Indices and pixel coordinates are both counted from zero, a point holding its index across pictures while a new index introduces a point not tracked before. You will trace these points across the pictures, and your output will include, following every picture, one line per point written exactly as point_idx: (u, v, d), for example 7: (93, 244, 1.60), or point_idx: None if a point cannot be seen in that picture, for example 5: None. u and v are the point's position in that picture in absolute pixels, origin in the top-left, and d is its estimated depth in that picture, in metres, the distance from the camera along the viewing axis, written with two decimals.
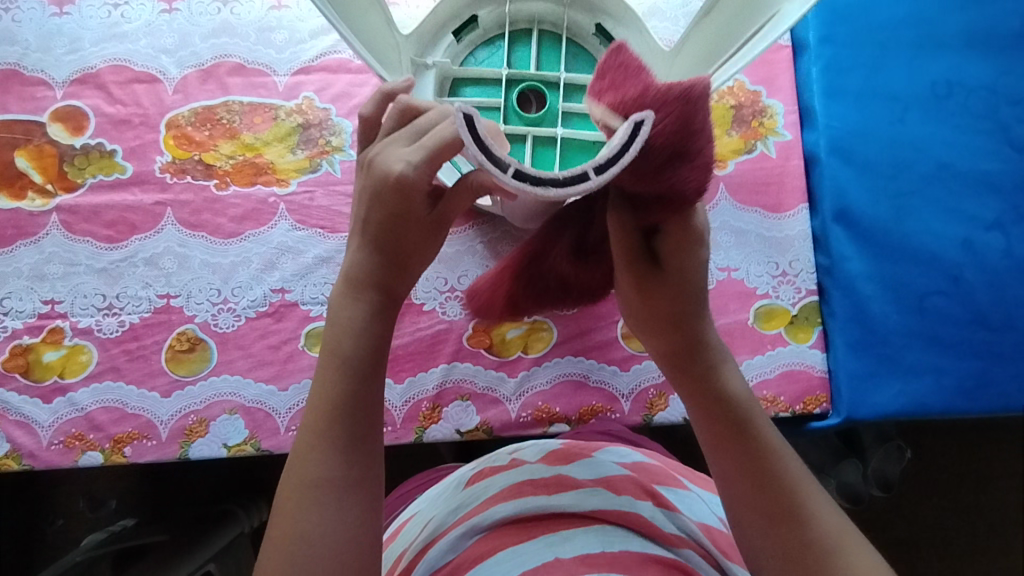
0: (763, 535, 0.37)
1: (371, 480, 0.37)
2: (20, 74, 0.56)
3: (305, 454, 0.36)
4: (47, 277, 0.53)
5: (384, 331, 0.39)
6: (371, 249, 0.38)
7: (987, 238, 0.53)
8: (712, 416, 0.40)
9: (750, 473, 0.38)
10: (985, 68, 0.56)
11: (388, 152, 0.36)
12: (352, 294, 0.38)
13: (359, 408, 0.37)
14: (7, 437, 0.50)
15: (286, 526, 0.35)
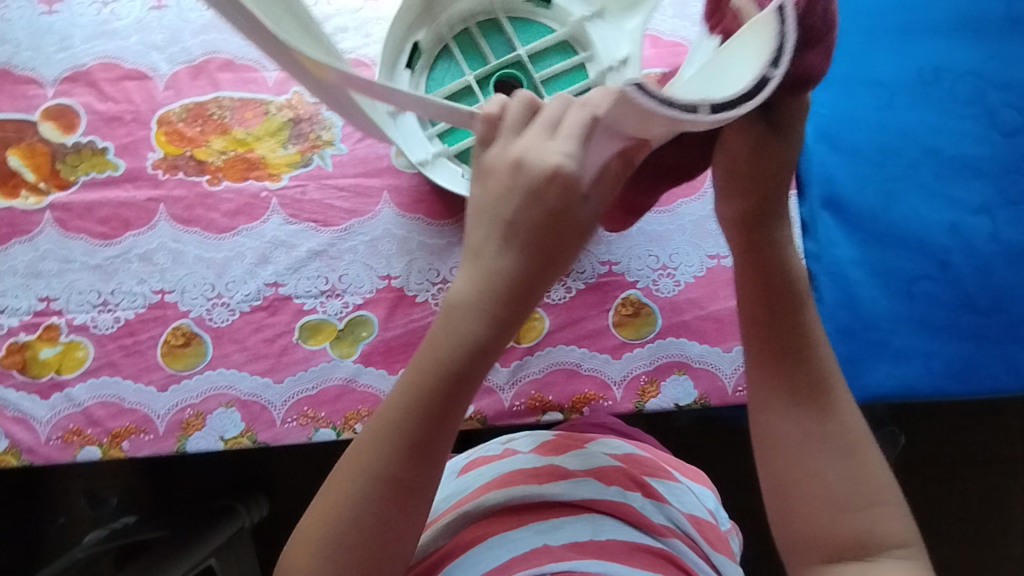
0: (797, 459, 0.39)
1: (425, 487, 0.36)
2: (11, 72, 0.56)
3: (373, 439, 0.36)
4: (42, 275, 0.53)
5: (489, 351, 0.35)
6: (520, 251, 0.34)
7: (974, 222, 0.54)
8: (774, 360, 0.41)
9: (802, 403, 0.39)
10: (971, 54, 0.56)
11: (533, 149, 0.33)
12: (472, 305, 0.35)
13: (446, 405, 0.36)
14: (6, 433, 0.51)
15: (331, 501, 0.36)
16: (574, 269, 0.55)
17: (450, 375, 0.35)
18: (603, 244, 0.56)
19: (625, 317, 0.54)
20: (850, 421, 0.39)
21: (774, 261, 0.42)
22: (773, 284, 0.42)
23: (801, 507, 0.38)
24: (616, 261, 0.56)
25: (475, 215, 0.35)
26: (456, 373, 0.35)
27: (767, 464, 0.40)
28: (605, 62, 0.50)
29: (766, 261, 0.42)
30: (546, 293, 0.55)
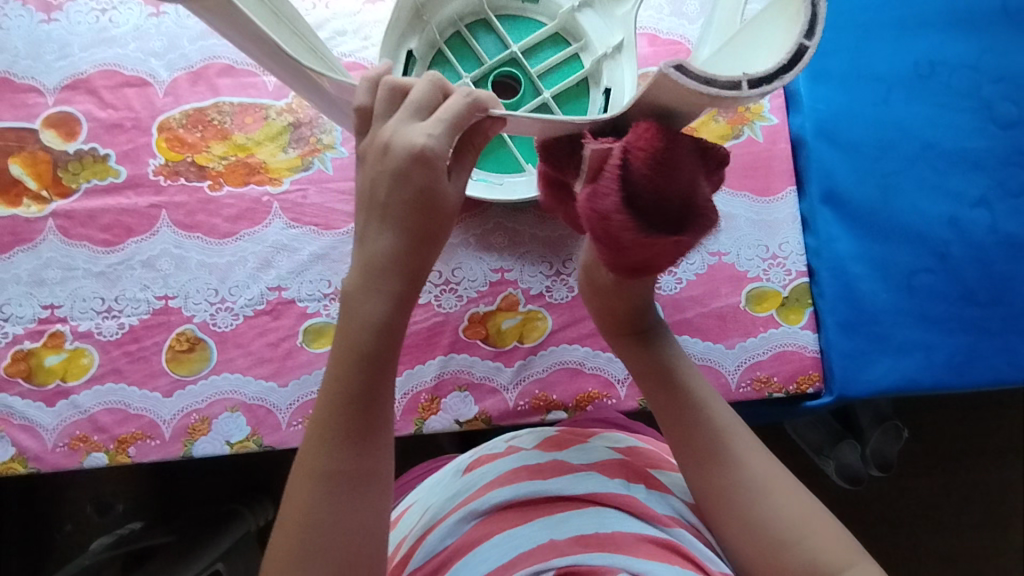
0: (697, 475, 0.42)
1: (377, 473, 0.37)
2: (11, 81, 0.56)
3: (311, 445, 0.37)
4: (46, 282, 0.54)
5: (398, 325, 0.37)
6: (396, 228, 0.36)
7: (973, 215, 0.54)
8: (648, 375, 0.45)
9: (689, 422, 0.42)
10: (968, 46, 0.56)
11: (399, 130, 0.35)
12: (371, 285, 0.36)
13: (369, 401, 0.37)
14: (13, 441, 0.51)
15: (295, 514, 0.36)
16: (576, 269, 0.55)
17: (378, 361, 0.37)
18: None
19: None
20: (733, 426, 0.42)
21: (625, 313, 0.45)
22: (645, 342, 0.46)
23: (716, 518, 0.41)
24: None
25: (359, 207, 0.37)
26: (378, 360, 0.37)
27: (698, 487, 0.42)
28: (600, 49, 0.51)
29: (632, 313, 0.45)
30: (548, 292, 0.55)
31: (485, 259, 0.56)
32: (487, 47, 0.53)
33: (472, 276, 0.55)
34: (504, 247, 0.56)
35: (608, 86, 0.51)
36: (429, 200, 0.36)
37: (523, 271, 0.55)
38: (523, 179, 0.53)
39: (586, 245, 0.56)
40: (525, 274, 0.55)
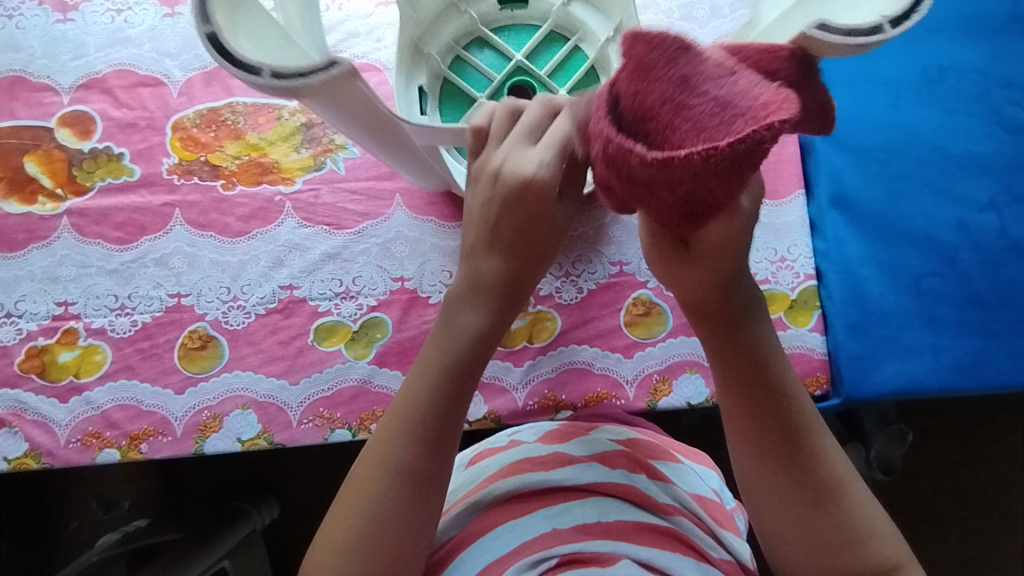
0: (758, 475, 0.38)
1: (440, 477, 0.38)
2: (27, 80, 0.57)
3: (381, 439, 0.38)
4: (60, 280, 0.54)
5: (485, 343, 0.40)
6: (500, 253, 0.39)
7: (981, 218, 0.54)
8: (732, 369, 0.39)
9: (782, 461, 0.38)
10: (976, 52, 0.56)
11: (511, 158, 0.37)
12: (473, 299, 0.39)
13: (451, 407, 0.38)
14: (26, 437, 0.51)
15: (356, 497, 0.38)
16: (585, 270, 0.56)
17: (464, 374, 0.39)
18: (613, 244, 0.56)
19: (637, 316, 0.55)
20: (827, 465, 0.38)
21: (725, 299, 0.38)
22: (729, 324, 0.38)
23: (762, 507, 0.39)
24: (626, 261, 0.56)
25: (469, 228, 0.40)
26: (461, 370, 0.39)
27: (749, 477, 0.39)
28: (600, 37, 0.51)
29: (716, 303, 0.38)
30: (558, 293, 0.55)
31: None
32: (489, 63, 0.52)
33: None
34: None
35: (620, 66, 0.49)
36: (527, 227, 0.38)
37: None
38: None
39: (596, 247, 0.56)
40: None
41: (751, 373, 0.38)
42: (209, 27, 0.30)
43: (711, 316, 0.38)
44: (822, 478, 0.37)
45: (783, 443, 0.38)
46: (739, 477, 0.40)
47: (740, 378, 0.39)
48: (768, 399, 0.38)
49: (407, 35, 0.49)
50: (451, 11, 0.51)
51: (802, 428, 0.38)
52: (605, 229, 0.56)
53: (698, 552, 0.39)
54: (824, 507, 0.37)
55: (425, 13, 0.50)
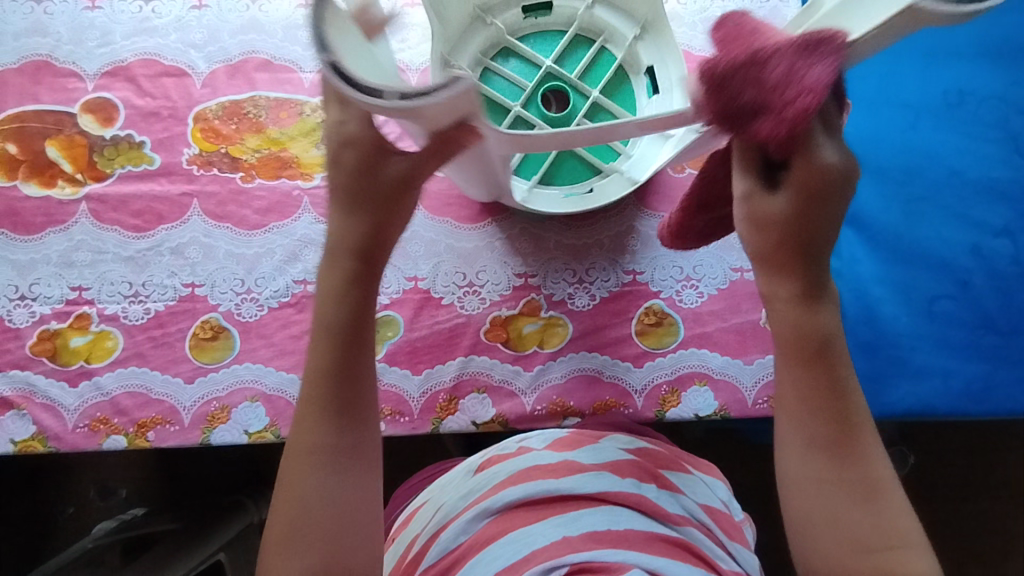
0: (802, 461, 0.37)
1: (359, 452, 0.38)
2: (52, 65, 0.57)
3: (302, 421, 0.39)
4: (75, 264, 0.54)
5: (364, 302, 0.39)
6: (336, 220, 0.39)
7: (995, 244, 0.54)
8: (804, 343, 0.37)
9: (830, 450, 0.36)
10: (997, 78, 0.56)
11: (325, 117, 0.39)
12: (335, 263, 0.39)
13: (341, 374, 0.38)
14: (34, 420, 0.52)
15: (285, 493, 0.38)
16: (598, 278, 0.56)
17: (350, 338, 0.39)
18: (628, 253, 0.56)
19: (648, 326, 0.55)
20: (874, 463, 0.36)
21: (807, 257, 0.36)
22: (807, 295, 0.37)
23: (804, 500, 0.36)
24: (640, 270, 0.56)
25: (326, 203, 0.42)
26: (350, 338, 0.39)
27: (787, 466, 0.37)
28: (627, 36, 0.52)
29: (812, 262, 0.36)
30: (570, 300, 0.56)
31: (509, 263, 0.56)
32: (518, 72, 0.52)
33: (496, 280, 0.56)
34: (529, 252, 0.56)
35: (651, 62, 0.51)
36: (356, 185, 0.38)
37: (546, 277, 0.56)
38: (609, 180, 0.53)
39: (610, 255, 0.56)
40: (548, 280, 0.56)
41: (813, 360, 0.37)
42: (331, 56, 0.31)
43: (805, 279, 0.37)
44: (860, 468, 0.36)
45: (836, 431, 0.36)
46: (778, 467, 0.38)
47: (801, 358, 0.37)
48: (826, 384, 0.37)
49: (438, 50, 0.49)
50: (476, 23, 0.52)
51: (856, 419, 0.37)
52: (620, 238, 0.57)
53: (708, 563, 0.39)
54: (869, 506, 0.36)
55: (452, 27, 0.50)
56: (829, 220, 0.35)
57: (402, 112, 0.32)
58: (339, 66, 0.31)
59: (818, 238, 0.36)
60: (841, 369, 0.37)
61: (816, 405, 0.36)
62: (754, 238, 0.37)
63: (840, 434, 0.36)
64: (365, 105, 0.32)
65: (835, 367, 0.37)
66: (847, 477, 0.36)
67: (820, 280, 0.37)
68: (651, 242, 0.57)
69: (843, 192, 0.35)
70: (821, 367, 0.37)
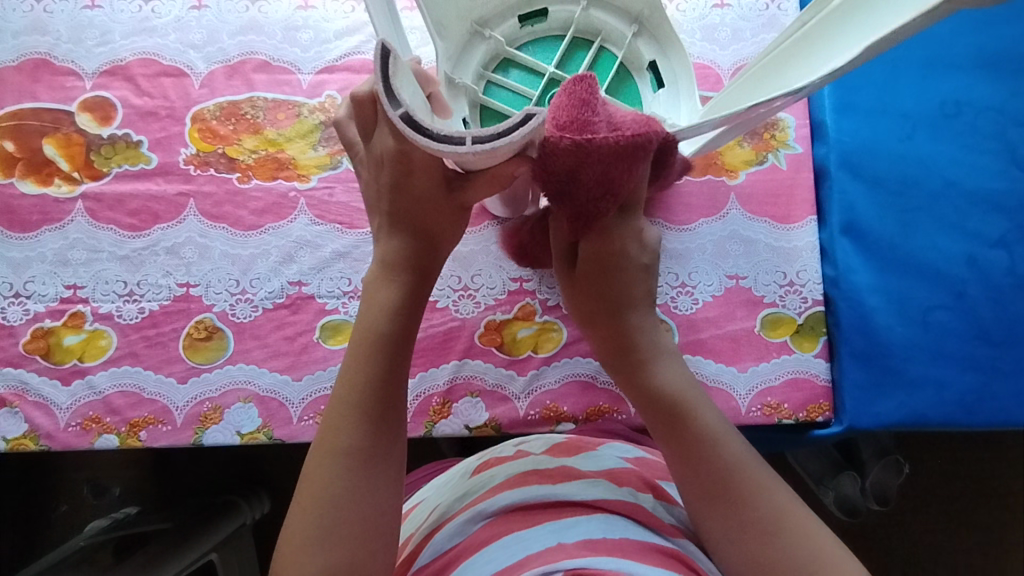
0: (707, 515, 0.40)
1: (394, 451, 0.40)
2: (51, 64, 0.57)
3: (337, 420, 0.39)
4: (70, 263, 0.54)
5: (413, 313, 0.42)
6: (396, 233, 0.42)
7: (991, 255, 0.54)
8: (654, 410, 0.42)
9: (708, 498, 0.40)
10: (994, 90, 0.57)
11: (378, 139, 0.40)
12: (387, 276, 0.42)
13: (387, 377, 0.40)
14: (26, 417, 0.51)
15: (314, 487, 0.38)
16: None
17: (396, 344, 0.41)
18: None
19: None
20: (765, 497, 0.39)
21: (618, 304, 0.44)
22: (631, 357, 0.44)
23: (724, 554, 0.39)
24: None
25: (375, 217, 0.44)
26: (396, 344, 0.41)
27: (707, 526, 0.40)
28: (624, 35, 0.52)
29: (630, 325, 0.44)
30: None
31: (505, 267, 0.56)
32: (521, 82, 0.52)
33: (491, 284, 0.56)
34: None
35: (654, 57, 0.51)
36: (420, 202, 0.41)
37: (541, 281, 0.56)
38: None
39: None
40: (544, 284, 0.56)
41: (671, 422, 0.41)
42: (403, 109, 0.34)
43: (631, 348, 0.44)
44: (758, 504, 0.39)
45: (707, 488, 0.40)
46: (697, 526, 0.41)
47: (664, 428, 0.42)
48: (693, 443, 0.41)
49: (441, 71, 0.49)
50: (474, 39, 0.51)
51: (728, 466, 0.40)
52: None
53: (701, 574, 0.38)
54: (767, 543, 0.38)
55: (451, 45, 0.50)
56: (630, 282, 0.45)
57: (480, 155, 0.34)
58: (413, 116, 0.34)
59: (638, 298, 0.45)
60: (703, 415, 0.41)
61: (693, 474, 0.40)
62: (587, 308, 0.46)
63: (721, 483, 0.39)
64: (446, 153, 0.34)
65: (703, 429, 0.41)
66: (742, 519, 0.39)
67: (653, 340, 0.44)
68: None
69: (631, 253, 0.44)
70: (678, 437, 0.41)
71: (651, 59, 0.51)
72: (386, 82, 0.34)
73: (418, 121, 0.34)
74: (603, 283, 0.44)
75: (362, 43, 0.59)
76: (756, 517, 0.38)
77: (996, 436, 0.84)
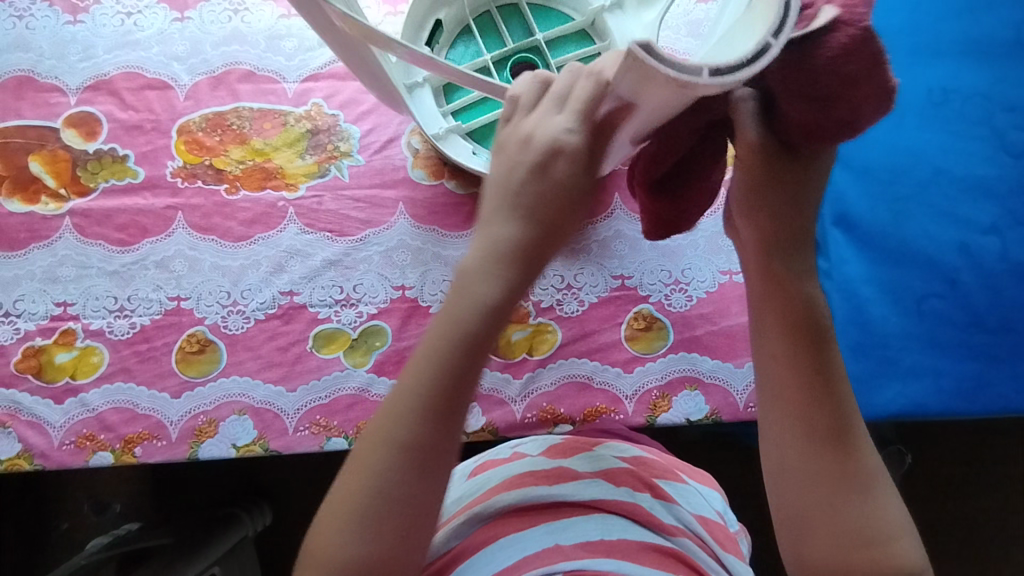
0: (803, 451, 0.38)
1: (451, 451, 0.36)
2: (35, 81, 0.57)
3: (394, 410, 0.36)
4: (60, 280, 0.54)
5: (507, 315, 0.37)
6: (513, 216, 0.36)
7: (984, 242, 0.54)
8: (788, 329, 0.40)
9: (831, 487, 0.37)
10: (981, 77, 0.56)
11: (540, 125, 0.36)
12: (494, 266, 0.36)
13: (464, 381, 0.36)
14: (19, 437, 0.51)
15: (360, 470, 0.35)
16: (586, 283, 0.56)
17: (477, 344, 0.36)
18: (615, 258, 0.56)
19: (637, 331, 0.55)
20: (867, 461, 0.38)
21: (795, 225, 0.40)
22: (793, 237, 0.41)
23: (806, 504, 0.38)
24: (628, 274, 0.56)
25: (492, 193, 0.37)
26: (476, 343, 0.36)
27: (776, 455, 0.39)
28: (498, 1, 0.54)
29: (786, 230, 0.40)
30: (559, 305, 0.55)
31: None
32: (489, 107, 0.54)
33: None
34: None
35: None
36: (549, 189, 0.36)
37: (533, 283, 0.56)
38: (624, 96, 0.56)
39: (598, 260, 0.56)
40: (536, 286, 0.56)
41: (808, 351, 0.39)
42: (705, 67, 0.27)
43: (805, 312, 0.40)
44: (858, 463, 0.38)
45: (813, 435, 0.38)
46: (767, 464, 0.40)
47: (793, 353, 0.39)
48: (809, 379, 0.39)
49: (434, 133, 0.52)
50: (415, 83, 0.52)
51: (843, 426, 0.38)
52: (607, 243, 0.57)
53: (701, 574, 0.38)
54: (860, 554, 0.36)
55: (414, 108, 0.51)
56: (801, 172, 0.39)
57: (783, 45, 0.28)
58: (719, 68, 0.27)
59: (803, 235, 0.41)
60: (837, 363, 0.40)
61: (803, 400, 0.39)
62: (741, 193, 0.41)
63: (837, 438, 0.38)
64: (751, 77, 0.28)
65: (834, 382, 0.39)
66: (843, 467, 0.37)
67: (805, 260, 0.41)
68: (638, 246, 0.56)
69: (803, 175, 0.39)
70: (806, 360, 0.39)
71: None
72: (671, 63, 0.27)
73: (727, 64, 0.27)
74: (772, 194, 0.39)
75: None
76: (851, 469, 0.37)
77: (1010, 424, 0.83)
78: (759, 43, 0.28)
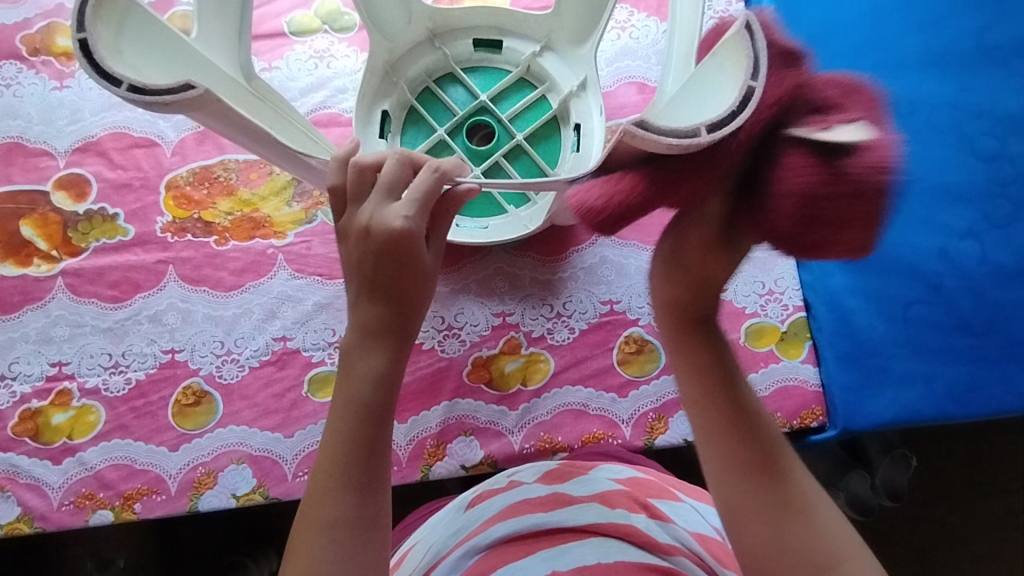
0: (731, 486, 0.36)
1: (385, 514, 0.36)
2: (24, 146, 0.58)
3: (319, 493, 0.35)
4: (54, 340, 0.54)
5: (395, 376, 0.38)
6: (373, 299, 0.38)
7: (962, 246, 0.55)
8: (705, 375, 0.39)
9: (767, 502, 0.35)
10: (945, 86, 0.58)
11: (376, 214, 0.37)
12: (367, 343, 0.37)
13: (372, 445, 0.36)
14: (18, 501, 0.51)
15: (298, 560, 0.34)
16: (576, 310, 0.56)
17: (376, 409, 0.37)
18: (602, 283, 0.57)
19: (629, 354, 0.55)
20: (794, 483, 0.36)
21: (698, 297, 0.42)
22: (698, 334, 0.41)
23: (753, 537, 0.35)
24: (617, 299, 0.57)
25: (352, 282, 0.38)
26: (373, 408, 0.37)
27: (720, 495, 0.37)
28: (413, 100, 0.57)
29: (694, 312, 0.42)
30: (550, 334, 0.56)
31: (487, 303, 0.56)
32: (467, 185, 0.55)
33: (475, 322, 0.56)
34: (506, 291, 0.57)
35: (427, 81, 0.57)
36: (402, 268, 0.37)
37: (524, 314, 0.56)
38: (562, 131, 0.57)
39: (585, 286, 0.57)
40: (527, 317, 0.56)
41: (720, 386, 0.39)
42: (702, 126, 0.32)
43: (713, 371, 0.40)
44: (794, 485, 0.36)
45: (744, 472, 0.36)
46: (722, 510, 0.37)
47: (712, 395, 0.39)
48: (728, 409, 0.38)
49: None
50: None
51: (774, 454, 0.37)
52: (593, 270, 0.57)
53: None
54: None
55: None
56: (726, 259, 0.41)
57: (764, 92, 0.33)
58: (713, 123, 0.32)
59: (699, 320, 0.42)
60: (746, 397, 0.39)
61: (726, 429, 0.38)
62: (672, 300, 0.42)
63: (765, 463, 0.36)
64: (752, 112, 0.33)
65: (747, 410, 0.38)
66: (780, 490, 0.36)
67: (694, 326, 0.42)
68: (624, 271, 0.57)
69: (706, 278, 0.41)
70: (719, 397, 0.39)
71: (471, 41, 0.58)
72: (669, 131, 0.32)
73: (720, 116, 0.32)
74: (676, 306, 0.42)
75: (329, 98, 0.60)
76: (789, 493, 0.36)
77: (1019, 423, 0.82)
78: (743, 88, 0.32)
